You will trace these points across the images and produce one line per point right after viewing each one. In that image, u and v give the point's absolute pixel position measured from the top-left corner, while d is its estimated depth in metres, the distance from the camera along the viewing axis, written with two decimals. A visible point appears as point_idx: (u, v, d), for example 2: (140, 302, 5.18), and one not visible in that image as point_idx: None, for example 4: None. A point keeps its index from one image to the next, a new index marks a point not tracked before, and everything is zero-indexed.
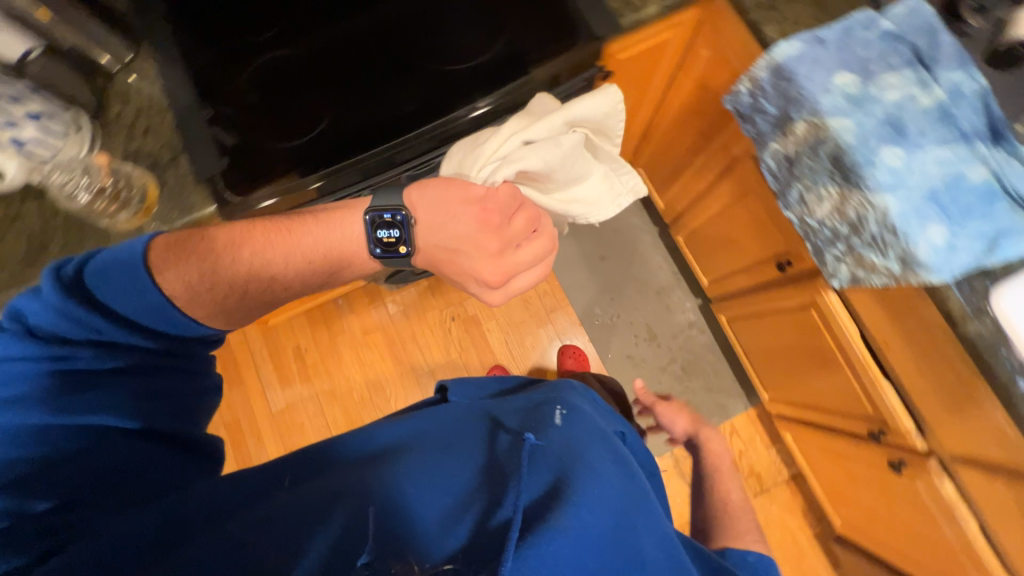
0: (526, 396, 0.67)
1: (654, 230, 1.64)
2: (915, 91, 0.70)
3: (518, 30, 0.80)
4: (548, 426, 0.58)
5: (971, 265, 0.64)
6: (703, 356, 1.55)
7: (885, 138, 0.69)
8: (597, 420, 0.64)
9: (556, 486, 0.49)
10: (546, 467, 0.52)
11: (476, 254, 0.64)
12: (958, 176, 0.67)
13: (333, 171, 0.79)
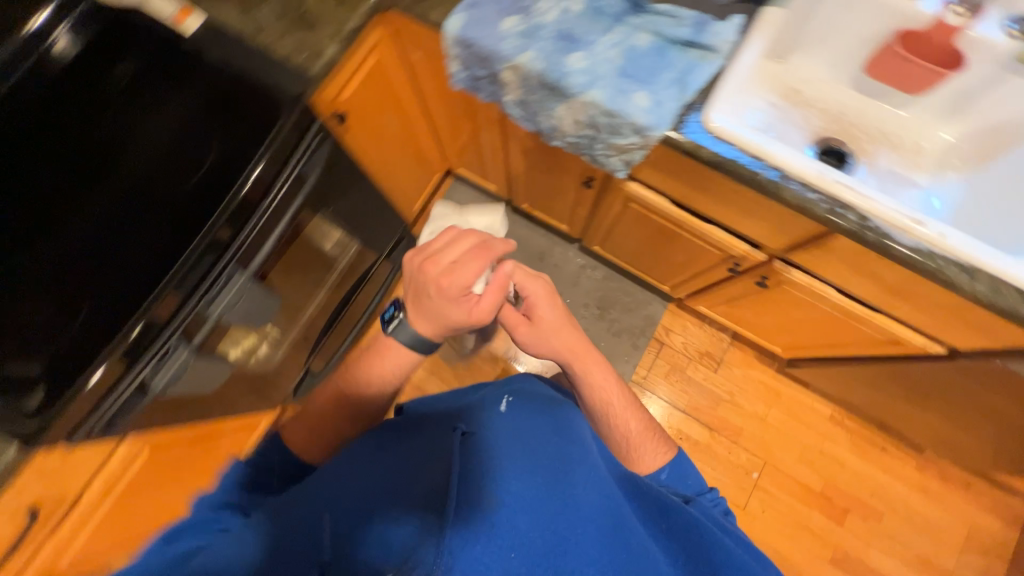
0: (473, 403, 0.74)
1: (506, 209, 1.69)
2: (565, 5, 0.79)
3: (236, 105, 0.77)
4: (488, 421, 0.65)
5: (676, 108, 0.74)
6: (608, 285, 1.62)
7: (568, 46, 0.78)
8: (537, 401, 0.72)
9: (486, 463, 0.56)
10: (490, 455, 0.58)
11: (451, 305, 0.69)
12: (632, 49, 0.77)
13: (143, 311, 0.69)
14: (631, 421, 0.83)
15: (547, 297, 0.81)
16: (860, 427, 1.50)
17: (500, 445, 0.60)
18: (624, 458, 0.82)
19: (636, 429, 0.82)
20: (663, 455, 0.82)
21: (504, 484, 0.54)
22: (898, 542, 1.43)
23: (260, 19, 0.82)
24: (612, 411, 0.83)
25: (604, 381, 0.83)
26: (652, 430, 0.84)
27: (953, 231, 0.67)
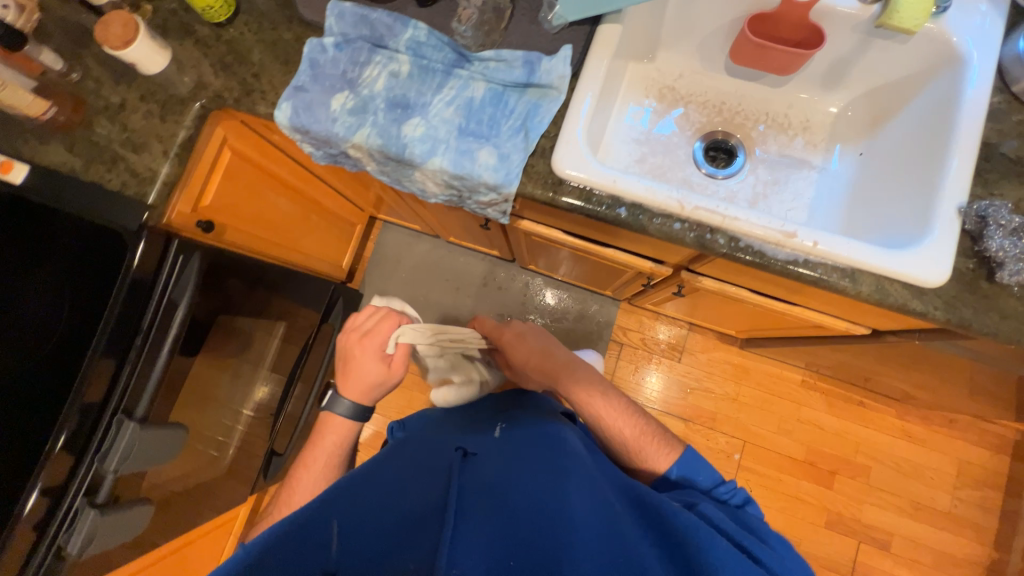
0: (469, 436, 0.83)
1: (438, 242, 1.65)
2: (392, 69, 0.74)
3: (93, 250, 0.77)
4: (485, 445, 0.79)
5: (524, 159, 0.70)
6: (557, 297, 1.59)
7: (403, 115, 0.73)
8: (530, 422, 0.83)
9: (489, 486, 0.66)
10: (486, 475, 0.69)
11: (366, 367, 0.89)
12: (468, 104, 0.72)
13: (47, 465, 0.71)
14: (628, 428, 0.85)
15: (541, 336, 0.97)
16: (835, 385, 1.47)
17: (494, 463, 0.73)
18: (635, 465, 0.84)
19: (633, 434, 0.85)
20: (669, 453, 0.82)
21: (496, 492, 0.65)
22: (892, 492, 1.41)
23: (87, 152, 0.78)
24: (606, 424, 0.87)
25: (596, 402, 0.88)
26: (652, 433, 0.85)
27: (826, 237, 0.63)
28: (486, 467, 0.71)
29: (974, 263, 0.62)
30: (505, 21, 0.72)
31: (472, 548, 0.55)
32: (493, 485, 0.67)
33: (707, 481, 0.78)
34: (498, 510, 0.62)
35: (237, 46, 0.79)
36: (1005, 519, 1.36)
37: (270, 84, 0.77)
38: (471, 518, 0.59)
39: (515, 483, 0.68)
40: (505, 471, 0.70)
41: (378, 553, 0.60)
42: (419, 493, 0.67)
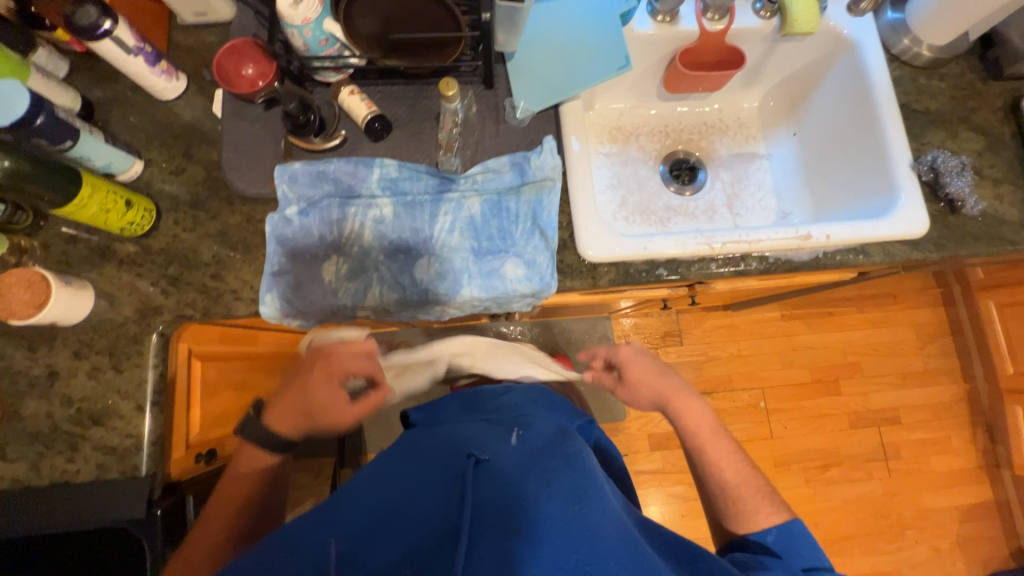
0: (470, 427, 0.64)
1: None
2: (375, 215, 0.68)
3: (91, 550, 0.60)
4: (505, 447, 0.58)
5: (551, 256, 0.68)
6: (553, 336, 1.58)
7: (408, 259, 0.67)
8: (548, 426, 0.64)
9: (517, 505, 0.49)
10: (520, 486, 0.51)
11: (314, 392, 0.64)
12: (471, 224, 0.68)
13: None
14: (731, 469, 0.69)
15: (649, 372, 0.75)
16: (806, 307, 1.65)
17: (512, 466, 0.54)
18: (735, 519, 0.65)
19: (734, 478, 0.68)
20: (773, 514, 0.64)
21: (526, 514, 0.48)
22: (883, 374, 1.63)
23: (29, 448, 0.60)
24: (703, 472, 0.70)
25: (701, 443, 0.71)
26: (758, 485, 0.67)
27: (834, 227, 0.70)
28: (501, 467, 0.54)
29: (942, 204, 0.73)
30: (473, 131, 0.70)
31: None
32: (508, 498, 0.50)
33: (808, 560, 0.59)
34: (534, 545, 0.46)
35: (178, 251, 0.66)
36: (963, 356, 1.64)
37: (238, 280, 0.66)
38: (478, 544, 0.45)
39: (544, 499, 0.50)
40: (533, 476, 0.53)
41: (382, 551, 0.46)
42: (422, 513, 0.50)
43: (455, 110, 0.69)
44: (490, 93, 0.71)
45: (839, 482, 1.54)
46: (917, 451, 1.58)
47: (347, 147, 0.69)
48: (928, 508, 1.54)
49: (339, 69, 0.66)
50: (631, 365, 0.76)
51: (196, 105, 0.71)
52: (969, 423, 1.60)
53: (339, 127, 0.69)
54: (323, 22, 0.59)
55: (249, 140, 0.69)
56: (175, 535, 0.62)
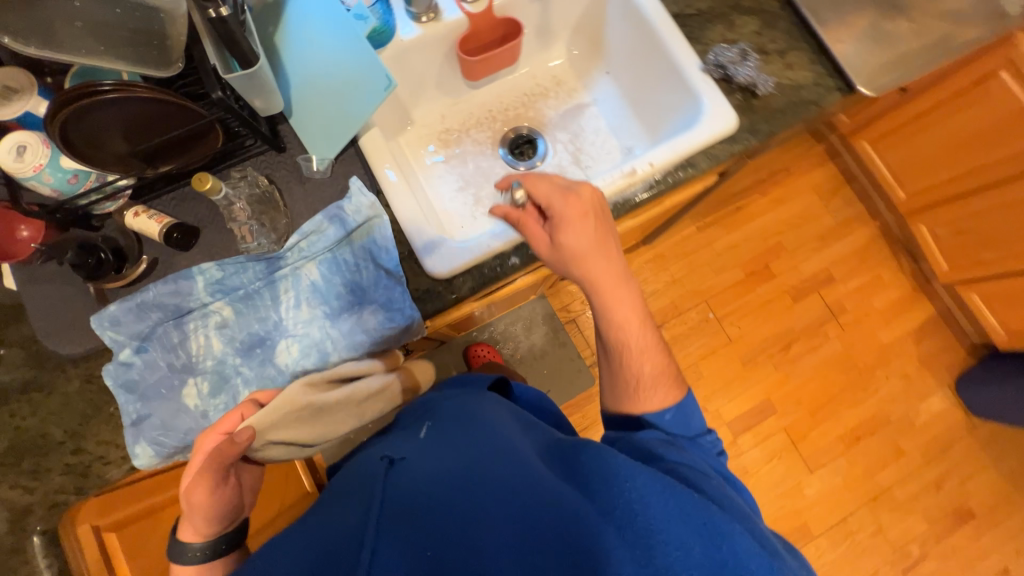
0: (393, 435, 0.65)
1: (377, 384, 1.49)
2: (216, 322, 0.65)
3: None
4: (417, 441, 0.61)
5: (405, 290, 0.67)
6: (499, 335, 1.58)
7: (266, 349, 0.65)
8: (461, 410, 0.65)
9: (433, 499, 0.50)
10: (425, 478, 0.53)
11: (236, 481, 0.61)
12: (316, 291, 0.66)
13: None
14: (648, 363, 0.67)
15: (575, 220, 0.63)
16: (715, 212, 1.70)
17: (444, 459, 0.55)
18: (623, 399, 0.67)
19: (655, 368, 0.67)
20: (670, 396, 0.66)
21: (445, 501, 0.50)
22: (804, 244, 1.71)
23: None
24: (628, 347, 0.67)
25: (608, 291, 0.66)
26: (667, 371, 0.68)
27: (653, 154, 0.72)
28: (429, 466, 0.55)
29: (741, 94, 0.76)
30: (279, 201, 0.67)
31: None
32: (425, 501, 0.50)
33: (696, 429, 0.64)
34: (452, 537, 0.47)
35: (27, 441, 0.62)
36: (864, 199, 1.74)
37: (102, 444, 0.62)
38: (390, 543, 0.47)
39: (462, 498, 0.50)
40: (482, 462, 0.54)
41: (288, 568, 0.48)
42: (338, 519, 0.51)
43: (230, 200, 0.65)
44: (285, 156, 0.69)
45: (802, 356, 1.62)
46: (857, 299, 1.67)
47: (160, 266, 0.66)
48: (885, 343, 1.64)
49: (112, 197, 0.62)
50: (613, 309, 0.66)
51: None
52: (893, 254, 1.71)
53: (141, 251, 0.65)
54: (58, 161, 0.55)
55: (55, 299, 0.64)
56: None
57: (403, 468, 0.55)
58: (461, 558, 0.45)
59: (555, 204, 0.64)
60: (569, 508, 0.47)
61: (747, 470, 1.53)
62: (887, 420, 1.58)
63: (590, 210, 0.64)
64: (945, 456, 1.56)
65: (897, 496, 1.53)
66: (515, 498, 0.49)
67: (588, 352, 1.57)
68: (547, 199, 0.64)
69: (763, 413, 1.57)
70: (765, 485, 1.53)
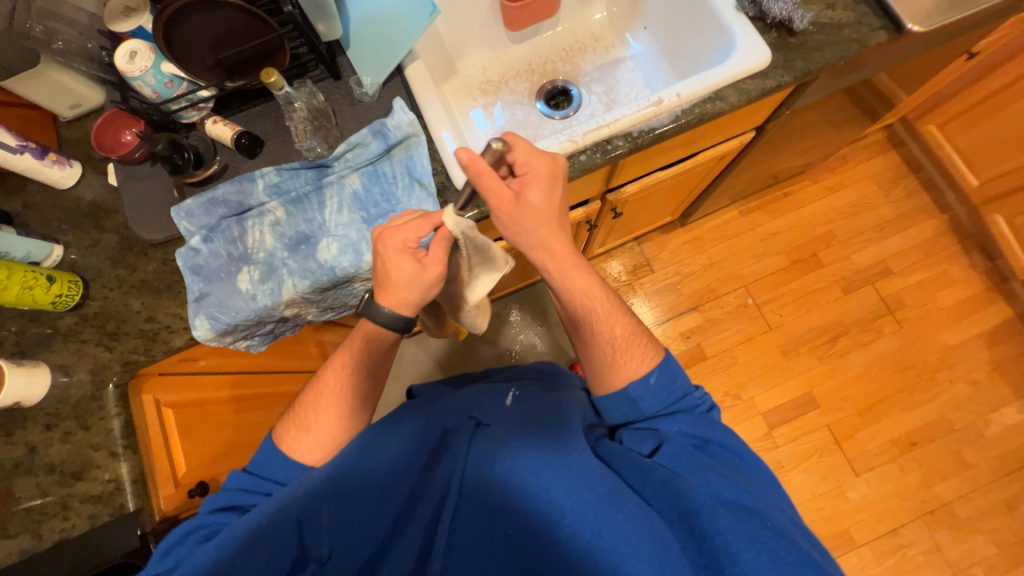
0: (473, 398, 0.71)
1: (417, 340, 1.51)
2: (270, 220, 0.73)
3: None
4: (500, 410, 0.69)
5: (434, 201, 0.73)
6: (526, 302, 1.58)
7: (310, 246, 0.73)
8: (541, 397, 0.71)
9: (527, 478, 0.59)
10: (509, 450, 0.61)
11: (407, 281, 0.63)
12: (357, 198, 0.74)
13: None
14: (618, 326, 0.70)
15: (543, 182, 0.64)
16: (760, 196, 1.66)
17: (523, 446, 0.61)
18: (605, 373, 0.70)
19: (621, 332, 0.70)
20: (647, 361, 0.69)
21: (533, 481, 0.58)
22: (859, 234, 1.61)
23: (25, 521, 0.65)
24: (598, 315, 0.70)
25: (566, 268, 0.69)
26: (640, 334, 0.71)
27: (682, 86, 0.74)
28: (507, 447, 0.62)
29: (775, 32, 0.77)
30: (332, 120, 0.74)
31: (464, 547, 0.58)
32: (512, 478, 0.59)
33: (681, 391, 0.68)
34: (534, 512, 0.57)
35: (111, 310, 0.73)
36: (931, 189, 1.62)
37: (169, 315, 0.73)
38: (472, 520, 0.59)
39: (550, 479, 0.58)
40: (558, 457, 0.60)
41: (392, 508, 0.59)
42: (434, 476, 0.62)
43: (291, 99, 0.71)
44: (340, 82, 0.78)
45: (851, 350, 1.51)
46: (918, 295, 1.55)
47: (229, 170, 0.75)
48: (949, 345, 1.50)
49: (197, 105, 0.72)
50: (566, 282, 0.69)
51: (96, 184, 0.79)
52: (963, 250, 1.57)
53: (216, 157, 0.75)
54: (160, 66, 0.68)
55: (146, 193, 0.75)
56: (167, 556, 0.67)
57: (480, 442, 0.63)
58: (537, 540, 0.56)
59: (533, 162, 0.63)
60: (634, 529, 0.54)
61: (782, 466, 1.43)
62: (949, 428, 1.44)
63: (549, 175, 0.64)
64: (1019, 474, 1.39)
65: (959, 513, 1.37)
66: (585, 505, 0.56)
67: None
68: (527, 159, 0.63)
69: (803, 407, 1.48)
70: (803, 484, 1.41)
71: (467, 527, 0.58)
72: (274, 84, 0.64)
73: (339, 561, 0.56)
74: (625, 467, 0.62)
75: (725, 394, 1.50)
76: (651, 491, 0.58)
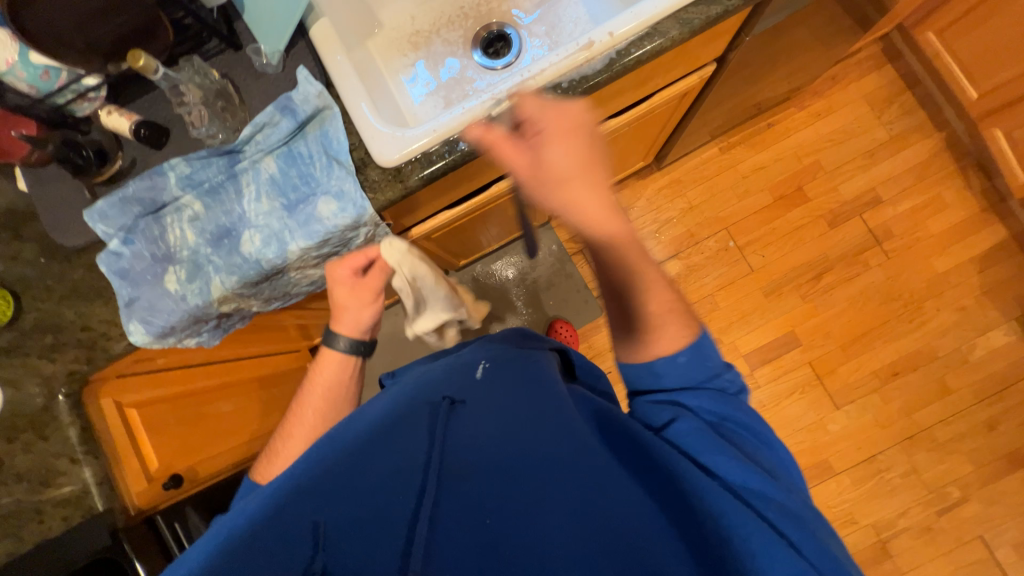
0: (443, 377, 0.66)
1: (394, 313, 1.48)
2: (188, 216, 0.70)
3: None
4: (473, 385, 0.64)
5: (355, 178, 0.68)
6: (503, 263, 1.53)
7: (233, 239, 0.69)
8: (514, 373, 0.66)
9: (506, 455, 0.52)
10: (484, 428, 0.56)
11: (357, 305, 0.72)
12: (274, 183, 0.69)
13: None
14: (654, 299, 0.60)
15: (564, 132, 0.56)
16: (741, 130, 1.55)
17: (508, 425, 0.56)
18: (639, 343, 0.61)
19: (660, 304, 0.60)
20: (685, 335, 0.61)
21: (514, 459, 0.52)
22: (848, 161, 1.52)
23: (7, 525, 0.67)
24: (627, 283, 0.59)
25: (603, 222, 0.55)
26: (678, 308, 0.62)
27: (614, 23, 0.67)
28: (488, 426, 0.56)
29: None
30: (234, 97, 0.69)
31: (452, 550, 0.44)
32: (490, 453, 0.53)
33: (711, 369, 0.60)
34: (515, 495, 0.49)
35: (46, 321, 0.72)
36: (928, 106, 1.50)
37: (104, 322, 0.72)
38: (452, 512, 0.48)
39: (530, 457, 0.52)
40: (546, 435, 0.54)
41: (360, 498, 0.49)
42: (405, 460, 0.53)
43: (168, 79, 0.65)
44: (240, 54, 0.71)
45: (835, 286, 1.48)
46: (908, 223, 1.48)
47: (137, 164, 0.71)
48: (939, 272, 1.45)
49: (85, 96, 0.68)
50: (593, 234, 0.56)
51: (6, 191, 0.75)
52: (959, 170, 1.48)
53: (120, 152, 0.71)
54: (27, 57, 0.63)
55: (59, 197, 0.71)
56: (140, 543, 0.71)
57: (458, 423, 0.56)
58: (521, 525, 0.47)
59: (546, 114, 0.57)
60: (625, 502, 0.49)
61: (764, 405, 1.44)
62: (933, 355, 1.43)
63: (575, 122, 0.57)
64: (1001, 396, 1.40)
65: (938, 436, 1.39)
66: (577, 482, 0.50)
67: (596, 283, 1.52)
68: (537, 112, 0.57)
69: (785, 346, 1.47)
70: (785, 420, 1.43)
71: (454, 521, 0.47)
72: (145, 67, 0.62)
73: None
74: (623, 441, 0.56)
75: None
76: (645, 470, 0.53)
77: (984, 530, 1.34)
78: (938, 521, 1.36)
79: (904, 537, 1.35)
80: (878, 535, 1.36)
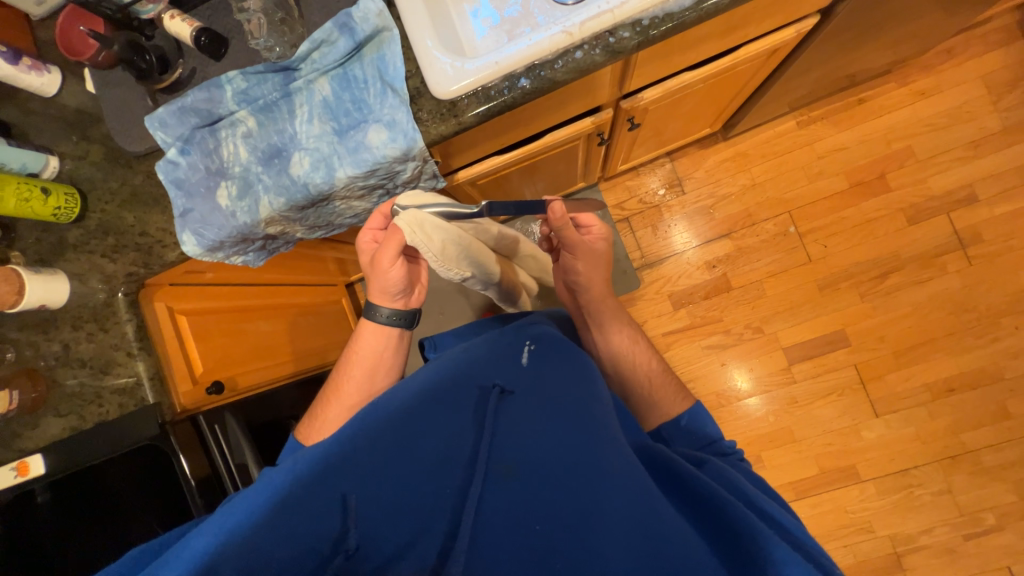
0: (492, 354, 0.63)
1: None
2: (243, 132, 0.69)
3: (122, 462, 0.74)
4: (521, 373, 0.61)
5: (406, 108, 0.65)
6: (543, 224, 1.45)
7: (281, 161, 0.69)
8: (559, 364, 0.64)
9: (553, 460, 0.51)
10: (532, 427, 0.54)
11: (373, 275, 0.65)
12: (326, 105, 0.67)
13: None
14: (646, 365, 0.79)
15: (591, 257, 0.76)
16: (826, 103, 1.40)
17: (560, 429, 0.54)
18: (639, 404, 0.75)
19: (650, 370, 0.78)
20: (681, 402, 0.73)
21: (562, 467, 0.51)
22: (945, 151, 1.34)
23: (72, 404, 0.74)
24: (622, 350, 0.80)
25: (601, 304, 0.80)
26: (670, 378, 0.78)
27: None
28: (537, 427, 0.54)
29: None
30: (294, 9, 0.67)
31: (498, 555, 0.45)
32: (538, 458, 0.51)
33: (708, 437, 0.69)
34: (562, 507, 0.48)
35: (107, 222, 0.75)
36: None
37: (160, 230, 0.75)
38: (499, 516, 0.47)
39: (578, 467, 0.51)
40: (596, 445, 0.53)
41: (402, 477, 0.49)
42: (449, 447, 0.52)
43: None
44: None
45: (901, 288, 1.36)
46: (1003, 228, 1.32)
47: (196, 73, 0.71)
48: None
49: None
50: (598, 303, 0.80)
51: (77, 91, 0.76)
52: None
53: (181, 60, 0.71)
54: None
55: (123, 101, 0.72)
56: (183, 438, 0.76)
57: (505, 414, 0.55)
58: (569, 539, 0.46)
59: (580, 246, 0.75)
60: (674, 525, 0.48)
61: (796, 402, 1.38)
62: (998, 376, 1.31)
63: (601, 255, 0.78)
64: None
65: (984, 460, 1.30)
66: (626, 498, 0.49)
67: (637, 254, 1.46)
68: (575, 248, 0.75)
69: (831, 344, 1.38)
70: (815, 420, 1.37)
71: (499, 523, 0.47)
72: None
73: (360, 554, 0.44)
74: (667, 467, 0.56)
75: (746, 326, 1.42)
76: (685, 500, 0.54)
77: (1013, 562, 1.27)
78: (963, 545, 1.29)
79: (921, 554, 1.30)
80: (894, 547, 1.31)
